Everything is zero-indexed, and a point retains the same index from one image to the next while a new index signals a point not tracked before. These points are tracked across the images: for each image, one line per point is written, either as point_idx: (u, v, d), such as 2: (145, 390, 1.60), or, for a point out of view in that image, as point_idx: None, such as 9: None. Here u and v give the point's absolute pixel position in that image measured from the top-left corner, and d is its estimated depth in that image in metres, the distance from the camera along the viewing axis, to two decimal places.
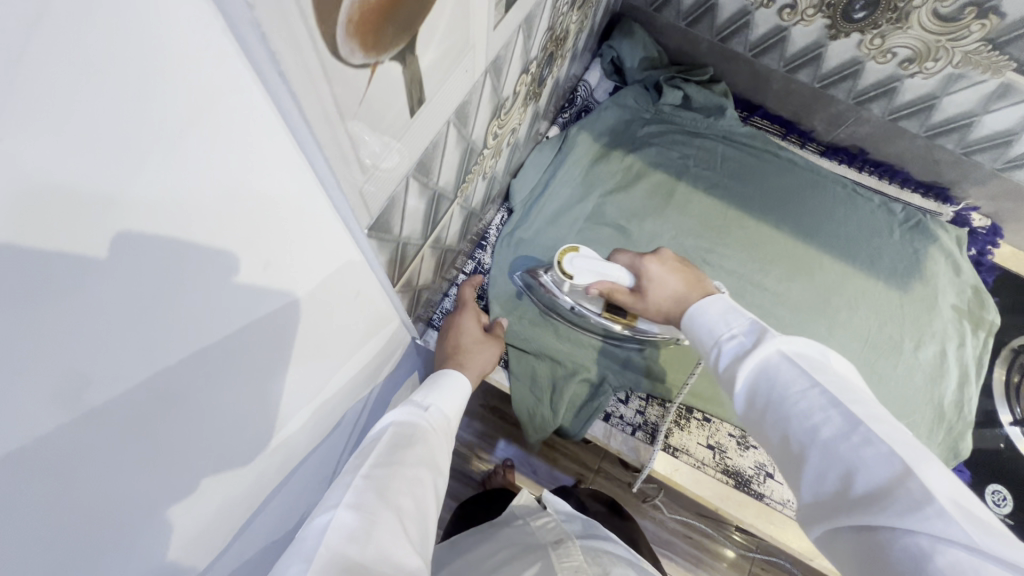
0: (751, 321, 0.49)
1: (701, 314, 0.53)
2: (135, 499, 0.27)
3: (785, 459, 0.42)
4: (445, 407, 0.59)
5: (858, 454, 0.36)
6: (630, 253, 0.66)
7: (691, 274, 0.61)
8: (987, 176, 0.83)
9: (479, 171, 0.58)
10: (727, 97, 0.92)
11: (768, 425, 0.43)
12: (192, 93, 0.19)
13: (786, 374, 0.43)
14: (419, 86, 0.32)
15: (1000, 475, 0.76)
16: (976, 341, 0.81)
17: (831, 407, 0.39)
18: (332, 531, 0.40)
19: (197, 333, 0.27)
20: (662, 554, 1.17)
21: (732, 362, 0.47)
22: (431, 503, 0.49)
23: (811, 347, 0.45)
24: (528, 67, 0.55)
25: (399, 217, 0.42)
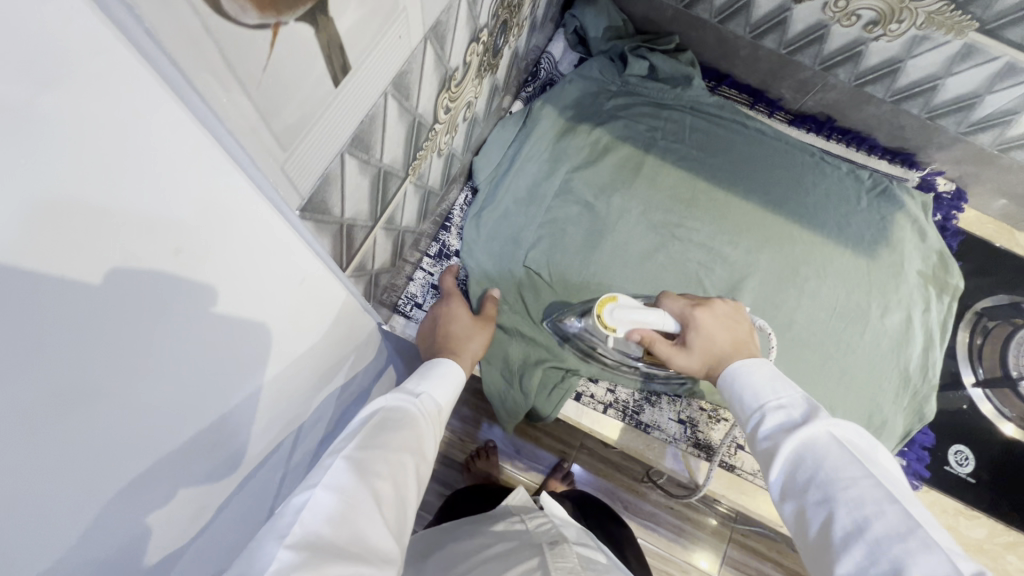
0: (802, 397, 0.48)
1: (745, 375, 0.52)
2: (65, 500, 0.26)
3: (817, 546, 0.38)
4: (436, 394, 0.58)
5: (912, 556, 0.33)
6: (682, 300, 0.61)
7: (740, 328, 0.59)
8: (951, 141, 0.83)
9: (432, 147, 0.55)
10: (694, 66, 0.90)
11: (806, 504, 0.40)
12: (52, 60, 0.17)
13: (836, 455, 0.41)
14: (339, 51, 0.30)
15: (963, 435, 0.78)
16: (941, 305, 0.82)
17: (887, 500, 0.37)
18: (308, 512, 0.39)
19: (116, 331, 0.25)
20: (646, 525, 1.20)
21: (775, 433, 0.45)
22: (413, 489, 0.48)
23: (863, 439, 0.43)
24: (479, 35, 0.52)
25: (340, 196, 0.40)
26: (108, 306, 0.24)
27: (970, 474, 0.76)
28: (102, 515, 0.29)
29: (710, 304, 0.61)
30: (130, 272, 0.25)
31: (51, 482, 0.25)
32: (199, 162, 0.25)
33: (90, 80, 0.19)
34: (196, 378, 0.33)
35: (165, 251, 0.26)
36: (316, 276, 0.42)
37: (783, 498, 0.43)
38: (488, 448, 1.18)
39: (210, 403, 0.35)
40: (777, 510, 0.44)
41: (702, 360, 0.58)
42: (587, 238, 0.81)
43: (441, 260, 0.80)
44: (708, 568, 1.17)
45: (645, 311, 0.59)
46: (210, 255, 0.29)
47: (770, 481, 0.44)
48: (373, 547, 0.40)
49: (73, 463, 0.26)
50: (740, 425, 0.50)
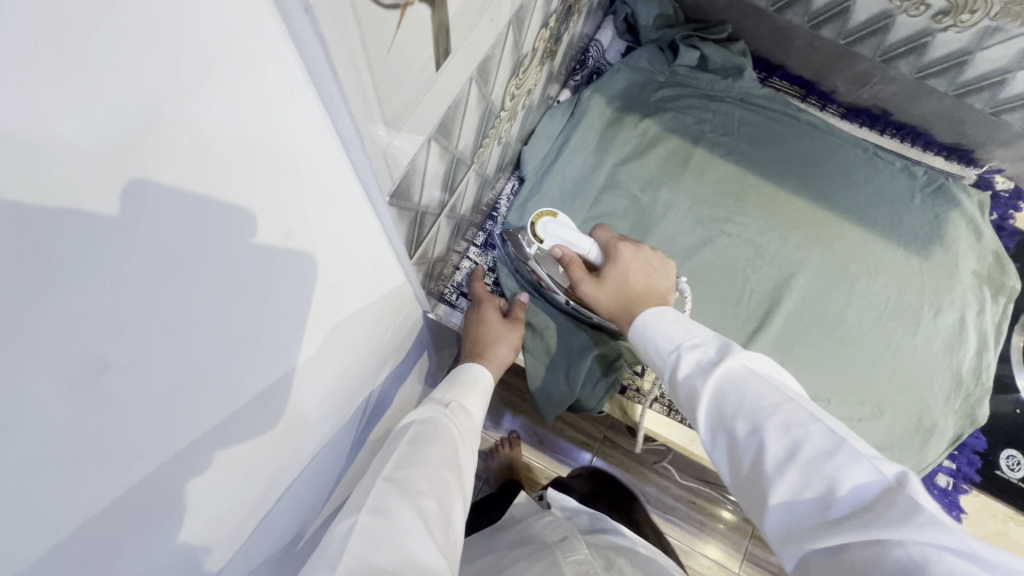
0: (712, 336, 0.50)
1: (656, 317, 0.53)
2: (167, 473, 0.28)
3: (753, 480, 0.39)
4: (464, 401, 0.61)
5: (842, 469, 0.35)
6: (610, 234, 0.64)
7: (655, 267, 0.61)
8: (1015, 138, 0.80)
9: (495, 135, 0.54)
10: (746, 56, 0.87)
11: (738, 440, 0.41)
12: (214, 49, 0.18)
13: (756, 383, 0.42)
14: (444, 32, 0.29)
15: (1015, 440, 0.76)
16: (996, 307, 0.80)
17: (808, 421, 0.39)
18: (356, 538, 0.41)
19: (221, 311, 0.27)
20: (666, 518, 1.20)
21: (697, 372, 0.46)
22: (455, 503, 0.49)
23: (772, 367, 0.45)
24: (548, 21, 0.51)
25: (420, 183, 0.39)
26: (217, 285, 0.26)
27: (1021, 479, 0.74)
28: (192, 489, 0.31)
29: (636, 245, 0.63)
30: (222, 283, 0.26)
31: (158, 449, 0.26)
32: (296, 168, 0.26)
33: (220, 85, 0.20)
34: (272, 358, 0.34)
35: (243, 263, 0.27)
36: (384, 264, 0.43)
37: (716, 441, 0.44)
38: (513, 438, 1.19)
39: (274, 399, 0.37)
40: (711, 455, 0.45)
41: (613, 290, 0.60)
42: (633, 232, 0.80)
43: (488, 250, 0.79)
44: (720, 559, 1.17)
45: (572, 234, 0.64)
46: (279, 268, 0.30)
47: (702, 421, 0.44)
48: (426, 566, 0.41)
49: (177, 436, 0.27)
50: (663, 372, 0.50)
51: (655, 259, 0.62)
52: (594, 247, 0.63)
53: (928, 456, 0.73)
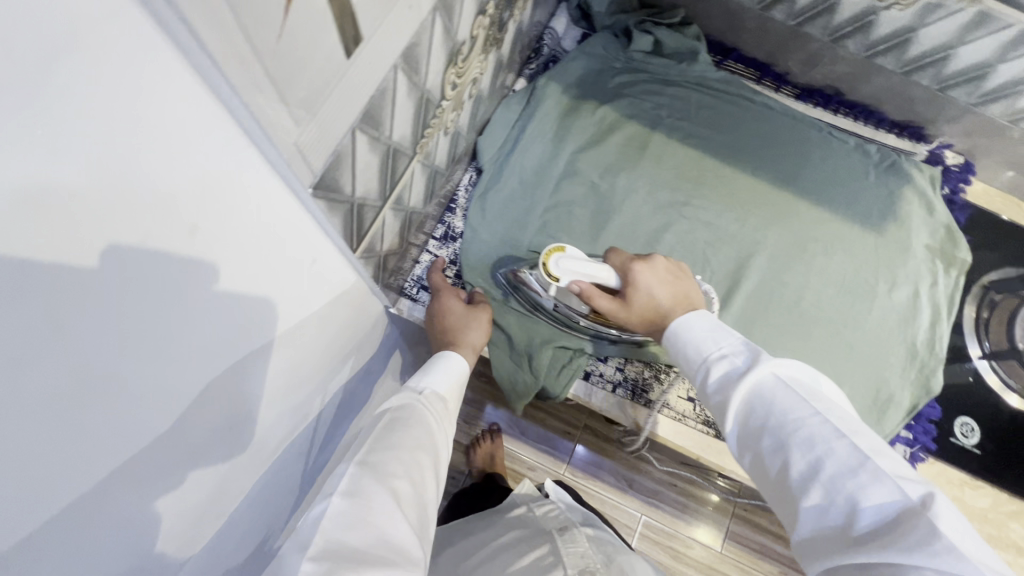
0: (741, 342, 0.48)
1: (685, 332, 0.51)
2: (92, 489, 0.27)
3: (777, 491, 0.40)
4: (439, 387, 0.60)
5: (865, 489, 0.35)
6: (622, 254, 0.62)
7: (678, 282, 0.59)
8: (961, 112, 0.81)
9: (439, 125, 0.54)
10: (700, 40, 0.87)
11: (762, 452, 0.41)
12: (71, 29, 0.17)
13: (784, 396, 0.41)
14: (348, 16, 0.28)
15: (970, 408, 0.78)
16: (948, 280, 0.82)
17: (835, 437, 0.38)
18: (327, 521, 0.41)
19: (134, 315, 0.25)
20: (651, 504, 1.22)
21: (724, 385, 0.45)
22: (430, 488, 0.50)
23: (804, 372, 0.43)
24: (485, 8, 0.51)
25: (350, 174, 0.39)
26: (124, 288, 0.24)
27: (974, 445, 0.76)
28: (130, 504, 0.30)
29: (650, 260, 0.60)
30: (143, 267, 0.25)
31: (80, 463, 0.25)
32: (197, 160, 0.25)
33: (94, 53, 0.18)
34: (212, 363, 0.33)
35: (168, 244, 0.26)
36: (325, 258, 0.42)
37: (741, 450, 0.44)
38: (492, 431, 1.20)
39: (218, 408, 0.35)
40: (736, 458, 0.45)
41: (641, 317, 0.58)
42: (594, 219, 0.80)
43: (447, 242, 0.78)
44: (709, 542, 1.20)
45: (586, 262, 0.60)
46: (214, 249, 0.29)
47: (728, 434, 0.44)
48: (398, 545, 0.43)
49: (101, 450, 0.26)
50: (691, 382, 0.50)
51: (673, 267, 0.61)
52: (610, 272, 0.60)
53: (885, 428, 0.75)
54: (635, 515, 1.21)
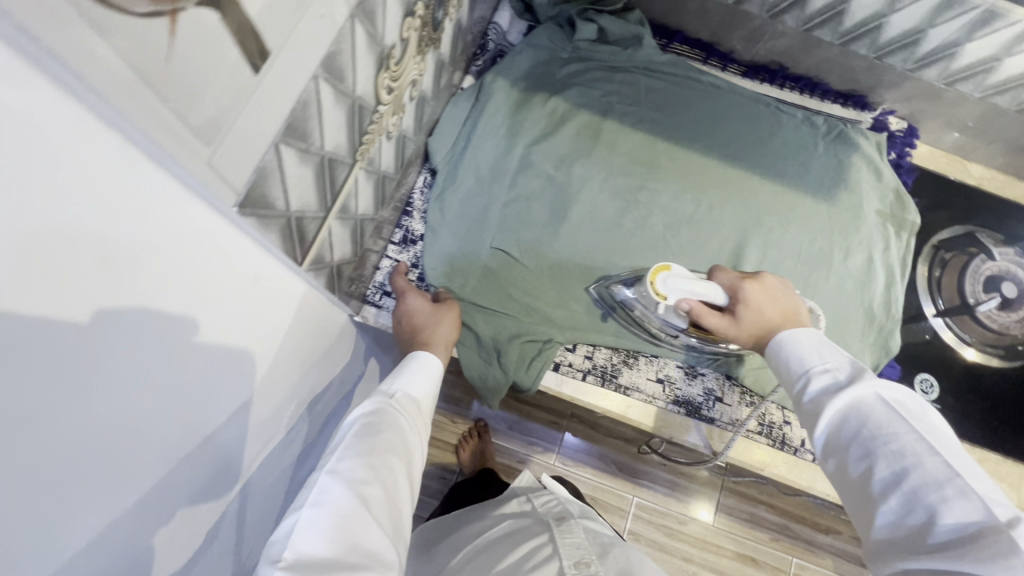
0: (847, 360, 0.51)
1: (792, 344, 0.55)
2: (15, 530, 0.26)
3: (858, 493, 0.44)
4: (412, 388, 0.60)
5: (948, 501, 0.39)
6: (731, 272, 0.63)
7: (788, 298, 0.60)
8: (900, 78, 0.83)
9: (379, 130, 0.53)
10: (644, 25, 0.88)
11: (848, 457, 0.46)
12: None
13: (880, 412, 0.45)
14: (252, 33, 0.28)
15: (929, 365, 0.81)
16: (900, 242, 0.84)
17: (927, 453, 0.41)
18: (299, 535, 0.41)
19: (48, 352, 0.25)
20: (641, 484, 1.25)
21: (821, 394, 0.50)
22: (405, 490, 0.51)
23: (909, 397, 0.46)
24: (413, 9, 0.50)
25: (282, 188, 0.38)
26: (31, 327, 0.24)
27: (935, 400, 0.78)
28: (61, 538, 0.29)
29: (759, 278, 0.62)
30: (54, 303, 0.24)
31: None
32: (102, 190, 0.24)
33: None
34: (143, 388, 0.32)
35: (78, 279, 0.25)
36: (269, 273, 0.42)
37: (825, 455, 0.48)
38: (479, 428, 1.21)
39: (158, 431, 0.35)
40: (819, 462, 0.50)
41: (751, 333, 0.59)
42: (552, 211, 0.80)
43: (407, 246, 0.78)
44: (708, 518, 1.24)
45: (690, 281, 0.62)
46: (137, 273, 0.28)
47: (815, 440, 0.49)
48: (370, 550, 0.43)
49: (18, 490, 0.26)
50: (788, 388, 0.54)
51: (786, 286, 0.62)
52: (718, 289, 0.62)
53: None
54: (629, 498, 1.24)
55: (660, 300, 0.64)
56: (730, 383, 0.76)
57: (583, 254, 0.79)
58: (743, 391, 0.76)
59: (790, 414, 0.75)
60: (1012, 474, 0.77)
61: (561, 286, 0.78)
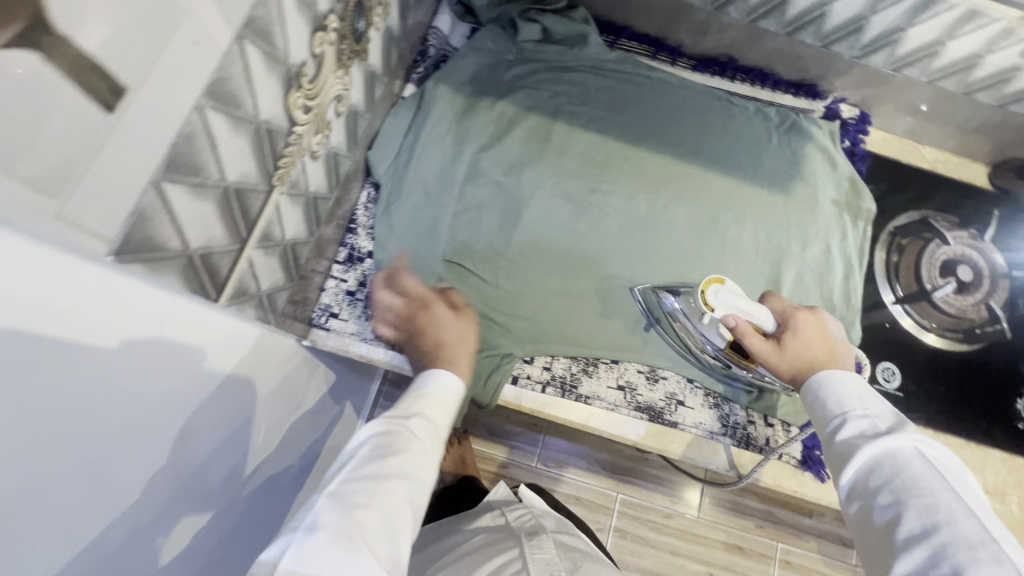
0: (889, 413, 0.56)
1: (832, 385, 0.60)
2: None
3: (879, 538, 0.48)
4: (430, 411, 0.57)
5: (975, 562, 0.42)
6: (781, 304, 0.69)
7: (836, 341, 0.67)
8: (847, 66, 0.82)
9: (299, 151, 0.51)
10: (589, 22, 0.86)
11: (876, 504, 0.49)
12: None
13: (917, 466, 0.49)
14: (97, 73, 0.26)
15: (890, 353, 0.80)
16: (857, 231, 0.84)
17: (960, 512, 0.45)
18: (284, 552, 0.39)
19: None
20: (625, 481, 1.25)
21: (856, 438, 0.54)
22: (407, 517, 0.47)
23: (947, 459, 0.50)
24: (325, 23, 0.48)
25: (174, 228, 0.36)
26: None
27: (896, 388, 0.78)
28: None
29: (811, 316, 0.69)
30: None
31: None
32: None
33: None
34: (26, 438, 0.29)
35: None
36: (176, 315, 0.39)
37: (852, 498, 0.52)
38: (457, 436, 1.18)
39: (47, 480, 0.32)
40: (841, 504, 0.54)
41: (791, 363, 0.65)
42: (504, 219, 0.78)
43: (352, 264, 0.74)
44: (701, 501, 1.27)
45: (744, 301, 0.67)
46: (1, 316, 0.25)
47: (842, 482, 0.53)
48: None
49: None
50: (821, 427, 0.59)
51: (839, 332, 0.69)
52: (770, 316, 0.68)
53: None
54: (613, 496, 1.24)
55: (707, 311, 0.68)
56: (692, 386, 0.75)
57: (537, 262, 0.77)
58: (706, 392, 0.75)
59: (755, 414, 0.75)
60: (973, 456, 0.78)
61: (517, 296, 0.75)
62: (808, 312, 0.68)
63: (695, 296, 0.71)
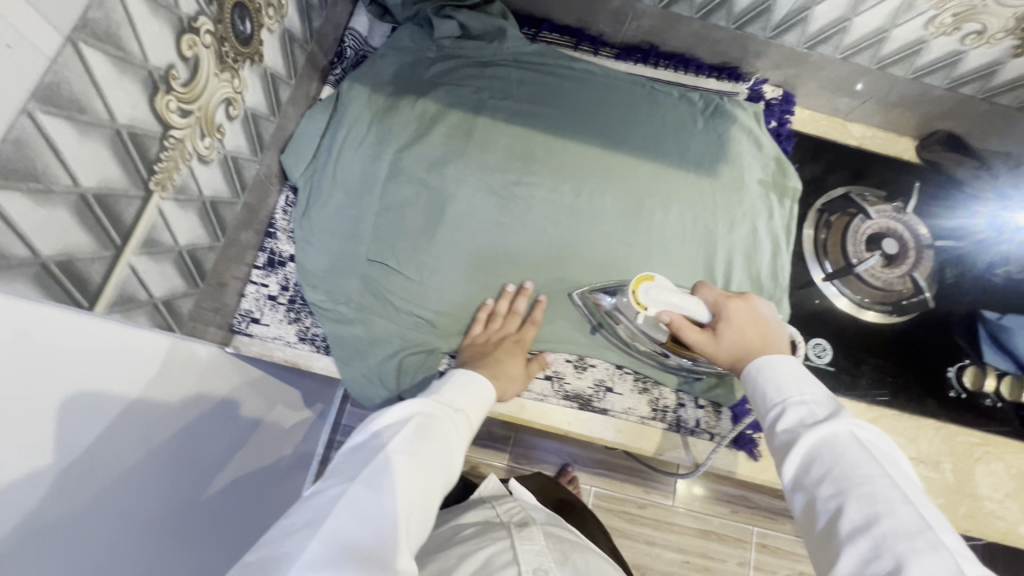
0: (824, 398, 0.56)
1: (770, 373, 0.60)
2: None
3: (824, 533, 0.48)
4: (461, 401, 0.63)
5: (917, 552, 0.42)
6: (715, 292, 0.69)
7: (769, 322, 0.67)
8: (764, 47, 0.83)
9: (183, 155, 0.50)
10: (506, 16, 0.86)
11: (819, 496, 0.49)
12: None
13: (854, 452, 0.50)
14: None
15: (820, 329, 0.81)
16: (783, 210, 0.84)
17: (897, 502, 0.46)
18: (339, 504, 0.48)
19: None
20: (596, 474, 1.42)
21: (795, 426, 0.55)
22: (437, 495, 0.55)
23: (878, 440, 0.51)
24: (196, 25, 0.48)
25: (14, 235, 0.36)
26: None
27: (827, 363, 0.79)
28: None
29: (743, 300, 0.68)
30: None
31: None
32: None
33: None
34: None
35: None
36: (45, 329, 0.40)
37: (796, 490, 0.52)
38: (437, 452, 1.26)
39: None
40: (787, 496, 0.54)
41: (729, 351, 0.65)
42: (428, 215, 0.77)
43: (273, 269, 0.74)
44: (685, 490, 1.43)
45: (674, 295, 0.67)
46: None
47: (785, 473, 0.53)
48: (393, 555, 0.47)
49: None
50: (761, 415, 0.59)
51: (774, 312, 0.69)
52: (702, 307, 0.67)
53: None
54: (587, 488, 1.41)
55: (641, 311, 0.68)
56: (621, 371, 0.76)
57: (463, 257, 0.77)
58: (635, 377, 0.76)
59: (685, 396, 0.76)
60: (907, 426, 0.78)
61: (442, 292, 0.75)
62: (740, 298, 0.68)
63: (626, 293, 0.70)
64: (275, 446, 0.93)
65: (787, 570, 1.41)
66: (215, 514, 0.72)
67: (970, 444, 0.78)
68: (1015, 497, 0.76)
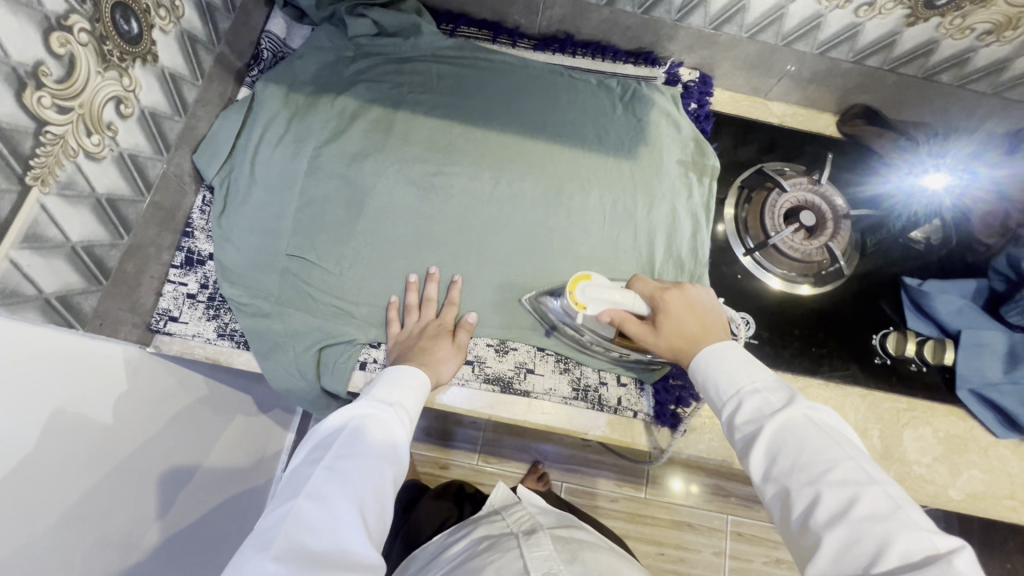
0: (774, 380, 0.56)
1: (718, 363, 0.59)
2: None
3: (801, 527, 0.47)
4: (399, 396, 0.63)
5: (895, 534, 0.42)
6: (649, 283, 0.68)
7: (707, 308, 0.66)
8: (673, 30, 0.85)
9: (64, 150, 0.52)
10: (421, 13, 0.88)
11: (792, 487, 0.48)
12: None
13: (814, 435, 0.49)
14: None
15: (743, 304, 0.82)
16: (703, 188, 0.85)
17: (866, 482, 0.45)
18: (289, 523, 0.47)
19: None
20: (568, 470, 1.42)
21: (755, 417, 0.54)
22: (390, 494, 0.55)
23: (831, 418, 0.52)
24: (66, 23, 0.50)
25: None
26: None
27: (751, 336, 0.80)
28: None
29: (681, 289, 0.67)
30: None
31: None
32: None
33: None
34: None
35: None
36: None
37: (767, 482, 0.51)
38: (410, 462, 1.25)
39: None
40: (758, 492, 0.52)
41: (669, 343, 0.64)
42: (347, 209, 0.78)
43: (191, 267, 0.75)
44: (682, 486, 1.43)
45: (613, 292, 0.67)
46: None
47: (755, 468, 0.52)
48: (356, 557, 0.47)
49: None
50: (718, 409, 0.58)
51: (714, 297, 0.68)
52: (639, 300, 0.67)
53: None
54: (557, 484, 1.40)
55: (579, 312, 0.68)
56: (542, 354, 0.78)
57: (382, 248, 0.78)
58: (557, 358, 0.78)
59: (606, 375, 0.77)
60: (833, 396, 0.78)
61: (361, 283, 0.76)
62: (673, 287, 0.67)
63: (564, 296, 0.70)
64: (234, 456, 0.94)
65: (764, 558, 1.39)
66: (157, 513, 0.72)
67: (897, 410, 0.78)
68: (944, 460, 0.75)
